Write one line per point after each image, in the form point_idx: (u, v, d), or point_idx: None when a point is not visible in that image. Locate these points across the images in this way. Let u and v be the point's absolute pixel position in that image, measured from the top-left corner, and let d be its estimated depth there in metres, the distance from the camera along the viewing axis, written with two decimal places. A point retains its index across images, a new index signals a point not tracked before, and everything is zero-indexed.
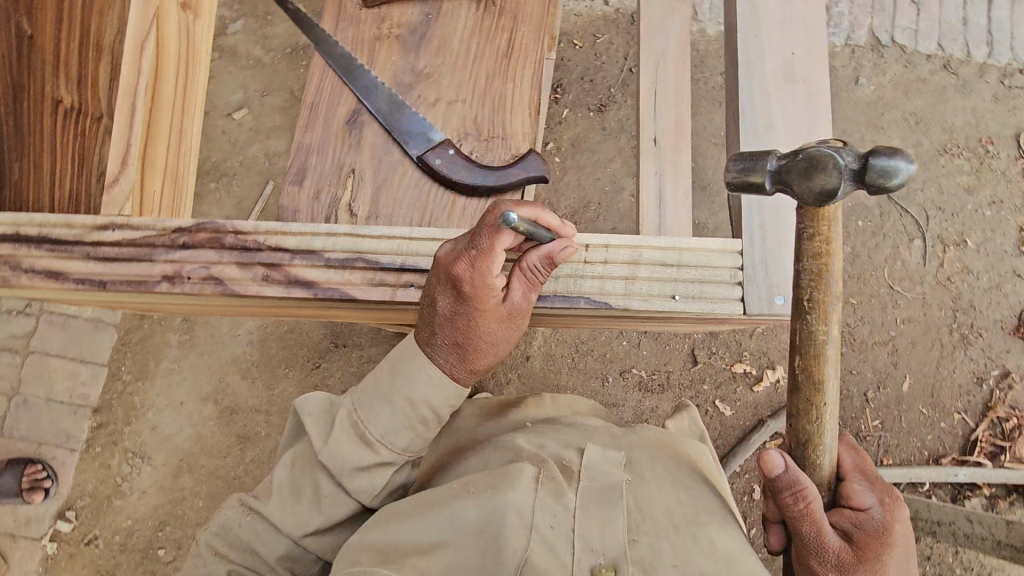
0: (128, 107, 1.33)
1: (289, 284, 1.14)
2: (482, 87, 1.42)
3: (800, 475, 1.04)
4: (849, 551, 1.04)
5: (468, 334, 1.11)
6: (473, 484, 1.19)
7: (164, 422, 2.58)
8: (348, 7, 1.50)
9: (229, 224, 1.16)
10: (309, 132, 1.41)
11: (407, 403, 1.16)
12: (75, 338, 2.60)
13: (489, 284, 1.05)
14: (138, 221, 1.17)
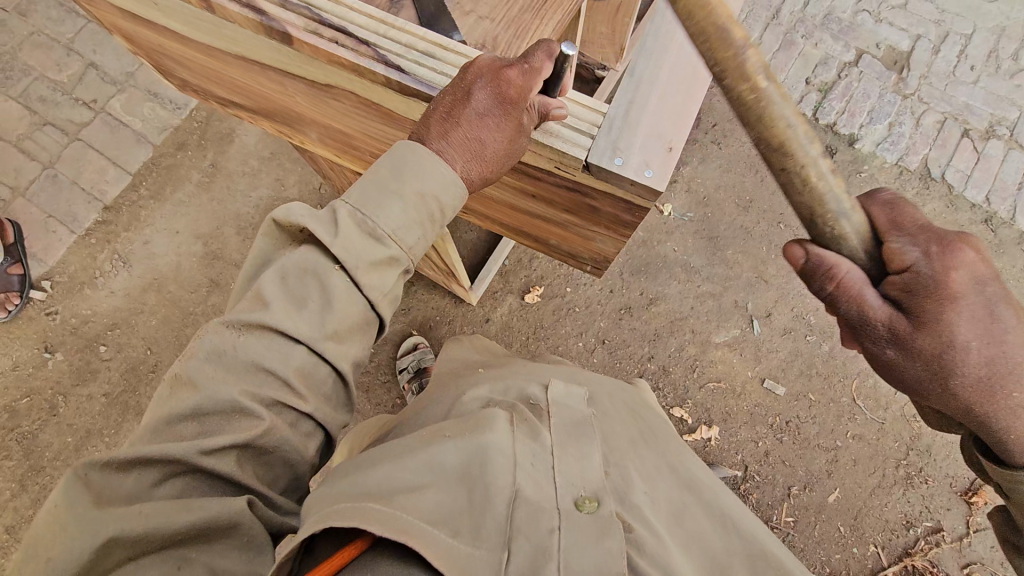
0: None
1: (246, 9, 0.91)
2: (513, 14, 1.59)
3: (818, 259, 0.97)
4: (900, 322, 0.96)
5: (486, 139, 0.91)
6: (446, 427, 1.04)
7: (156, 241, 2.81)
8: None
9: None
10: None
11: (420, 197, 0.93)
12: (118, 142, 2.90)
13: (520, 88, 0.89)
14: None
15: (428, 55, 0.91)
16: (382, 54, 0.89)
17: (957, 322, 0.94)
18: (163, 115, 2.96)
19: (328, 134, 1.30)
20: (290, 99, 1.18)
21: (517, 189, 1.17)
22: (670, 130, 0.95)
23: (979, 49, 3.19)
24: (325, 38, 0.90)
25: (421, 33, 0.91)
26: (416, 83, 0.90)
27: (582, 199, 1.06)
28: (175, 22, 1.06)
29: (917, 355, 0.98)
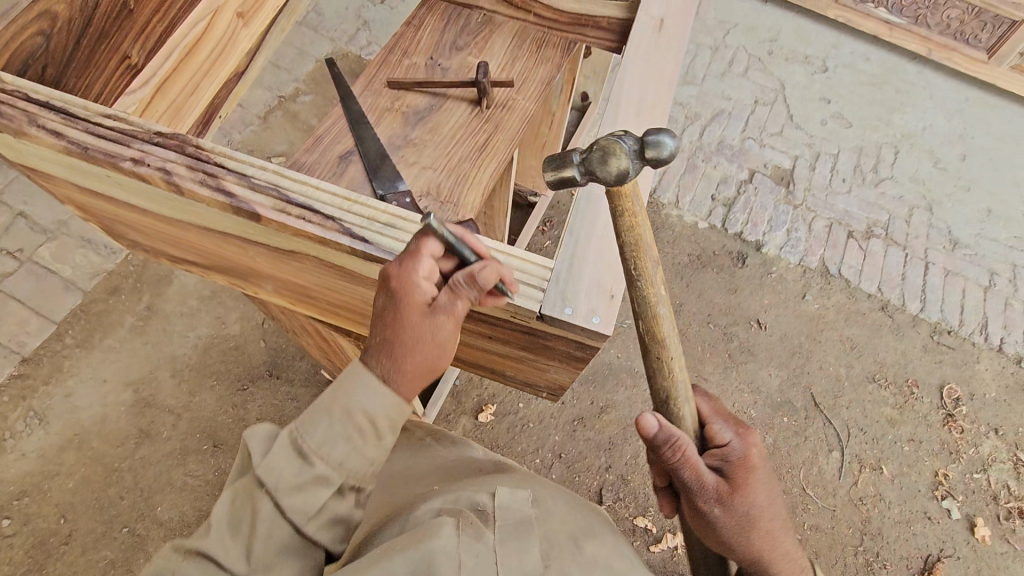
0: (165, 55, 1.43)
1: (218, 195, 0.96)
2: (452, 165, 1.77)
3: (675, 430, 1.11)
4: (724, 484, 1.11)
5: (400, 330, 0.94)
6: (395, 543, 1.01)
7: (79, 393, 2.64)
8: (375, 83, 1.89)
9: (197, 138, 1.00)
10: (308, 155, 1.75)
11: (342, 406, 0.95)
12: (44, 292, 2.80)
13: (421, 284, 0.93)
14: (134, 117, 1.01)
15: (389, 225, 0.97)
16: (348, 228, 0.95)
17: (755, 489, 1.12)
18: (96, 260, 2.91)
19: (285, 287, 1.34)
20: (247, 257, 1.21)
21: (474, 332, 1.23)
22: (608, 281, 1.08)
23: (846, 164, 3.78)
24: (293, 215, 0.96)
25: (382, 207, 0.98)
26: (379, 250, 0.95)
27: (536, 340, 1.13)
28: (140, 197, 1.07)
29: (734, 515, 1.10)
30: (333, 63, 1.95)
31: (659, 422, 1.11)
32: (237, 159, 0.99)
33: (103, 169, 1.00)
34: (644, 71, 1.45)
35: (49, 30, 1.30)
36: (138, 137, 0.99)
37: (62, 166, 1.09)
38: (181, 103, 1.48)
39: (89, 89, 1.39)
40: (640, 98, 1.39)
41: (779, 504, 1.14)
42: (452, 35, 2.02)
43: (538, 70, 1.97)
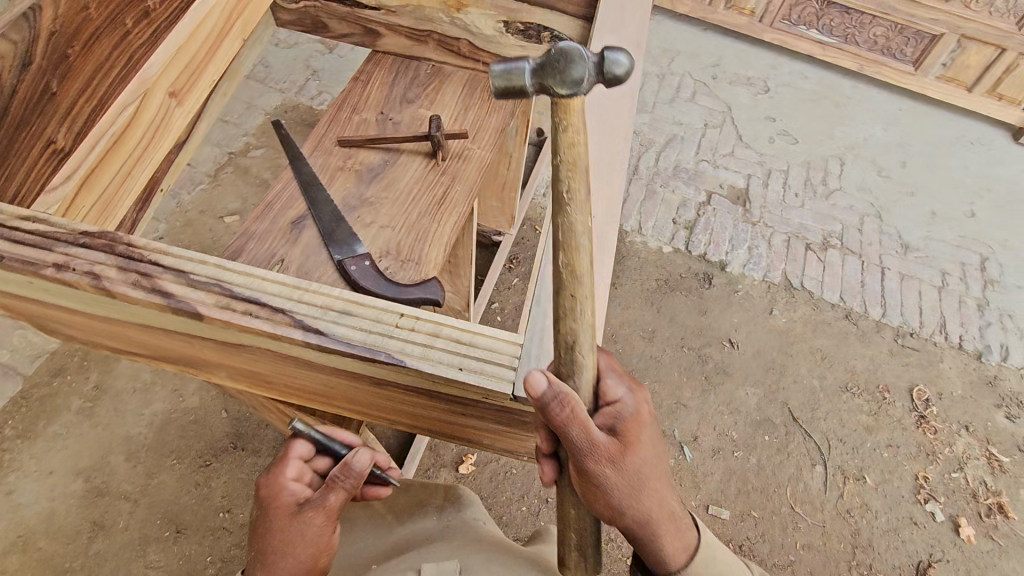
0: (89, 145, 1.26)
1: (153, 296, 0.87)
2: (411, 222, 1.72)
3: (565, 391, 0.86)
4: (616, 446, 0.93)
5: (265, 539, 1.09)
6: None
7: (22, 489, 2.43)
8: (325, 143, 1.85)
9: (130, 236, 0.92)
10: (258, 222, 1.67)
11: None
12: None
13: (290, 484, 1.14)
14: (58, 219, 0.92)
15: (346, 312, 0.89)
16: (301, 320, 0.87)
17: (645, 447, 0.97)
18: (37, 341, 2.73)
19: (240, 375, 1.24)
20: (194, 350, 1.12)
21: (447, 410, 1.14)
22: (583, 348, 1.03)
23: (797, 179, 3.90)
24: (238, 312, 0.87)
25: (338, 294, 0.90)
26: (335, 341, 0.86)
27: (513, 415, 1.06)
28: (68, 301, 0.98)
29: (623, 477, 0.94)
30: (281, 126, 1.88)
31: (548, 379, 0.85)
32: (175, 255, 0.91)
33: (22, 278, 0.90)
34: (606, 90, 1.34)
35: None
36: (61, 240, 0.90)
37: None
38: (111, 196, 1.36)
39: (6, 183, 1.15)
40: (604, 118, 1.28)
41: (664, 456, 1.02)
42: (401, 88, 2.00)
43: (492, 118, 1.96)
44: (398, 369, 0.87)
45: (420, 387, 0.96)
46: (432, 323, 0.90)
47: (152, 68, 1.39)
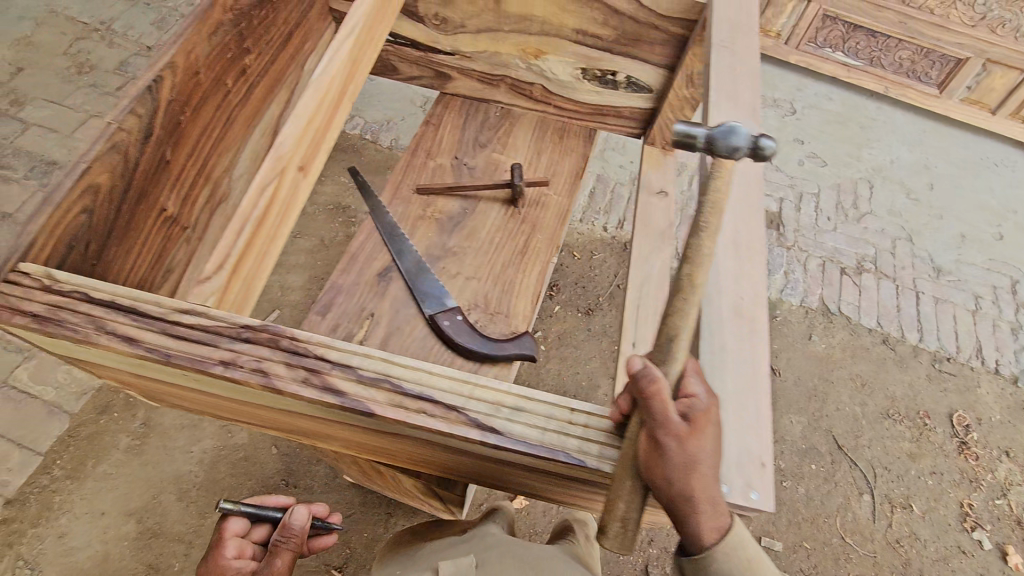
0: (235, 233, 1.23)
1: (324, 393, 0.86)
2: (496, 272, 1.71)
3: (655, 370, 0.80)
4: (679, 435, 0.79)
5: None
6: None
7: (74, 532, 2.38)
8: (402, 191, 1.84)
9: (290, 328, 0.90)
10: (344, 276, 1.65)
11: None
12: (25, 419, 2.56)
13: (232, 565, 1.18)
14: (216, 311, 0.90)
15: (518, 408, 0.87)
16: (476, 418, 0.85)
17: (711, 455, 0.81)
18: (81, 377, 2.68)
19: (360, 444, 1.23)
20: (329, 427, 1.10)
21: (586, 489, 1.12)
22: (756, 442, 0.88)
23: (829, 203, 3.92)
24: (410, 409, 0.85)
25: (506, 388, 0.89)
26: (514, 441, 0.84)
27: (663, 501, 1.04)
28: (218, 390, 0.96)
29: (678, 474, 0.79)
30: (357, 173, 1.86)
31: (644, 361, 0.82)
32: (338, 348, 0.89)
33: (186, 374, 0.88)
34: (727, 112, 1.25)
35: (93, 204, 1.06)
36: (225, 335, 0.88)
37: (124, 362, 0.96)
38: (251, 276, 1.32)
39: (132, 255, 1.20)
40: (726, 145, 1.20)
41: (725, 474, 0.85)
42: (473, 132, 2.00)
43: (565, 162, 1.96)
44: (575, 467, 0.85)
45: (582, 478, 0.94)
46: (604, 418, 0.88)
47: (285, 145, 1.25)
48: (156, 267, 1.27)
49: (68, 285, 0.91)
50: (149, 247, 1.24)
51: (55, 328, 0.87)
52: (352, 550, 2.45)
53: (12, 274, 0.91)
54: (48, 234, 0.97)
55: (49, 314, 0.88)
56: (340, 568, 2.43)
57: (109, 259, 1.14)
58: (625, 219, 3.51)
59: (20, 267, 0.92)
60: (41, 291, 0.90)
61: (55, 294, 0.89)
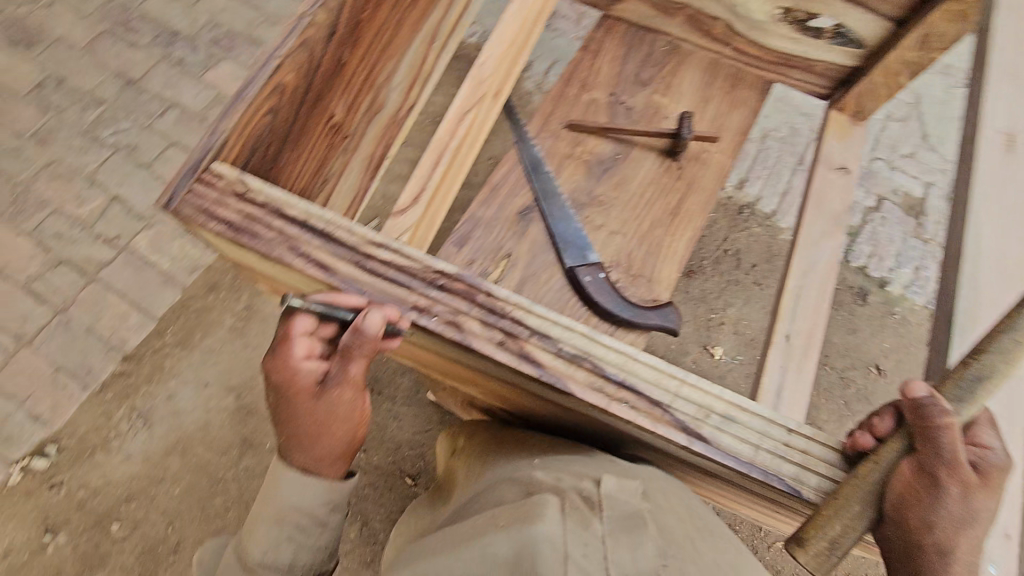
0: (433, 159, 1.21)
1: (519, 361, 0.79)
2: (643, 230, 1.58)
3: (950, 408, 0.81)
4: (965, 479, 0.79)
5: (294, 425, 1.00)
6: (498, 515, 0.83)
7: (181, 395, 2.55)
8: (552, 123, 1.69)
9: (486, 283, 0.83)
10: (485, 208, 1.56)
11: (280, 512, 1.05)
12: (142, 283, 2.69)
13: (302, 369, 0.95)
14: (409, 249, 0.85)
15: (729, 419, 0.79)
16: (684, 422, 0.77)
17: (987, 510, 0.81)
18: (194, 252, 2.77)
19: (502, 395, 1.20)
20: (485, 379, 1.07)
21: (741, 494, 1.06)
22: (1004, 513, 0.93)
23: None
24: (609, 397, 0.78)
25: (718, 393, 0.80)
26: (723, 456, 0.77)
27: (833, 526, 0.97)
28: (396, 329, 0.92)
29: (950, 514, 0.79)
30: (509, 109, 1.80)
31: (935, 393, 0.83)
32: (536, 314, 0.81)
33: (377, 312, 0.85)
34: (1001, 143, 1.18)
35: (278, 105, 1.01)
36: (420, 280, 0.83)
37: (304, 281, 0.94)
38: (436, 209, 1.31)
39: (300, 162, 1.15)
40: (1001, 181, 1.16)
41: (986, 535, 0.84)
42: (634, 67, 1.78)
43: (734, 117, 1.74)
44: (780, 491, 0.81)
45: (767, 495, 0.89)
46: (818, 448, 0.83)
47: (485, 68, 1.24)
48: (316, 174, 1.22)
49: (260, 193, 0.88)
50: (313, 153, 1.19)
51: (248, 240, 0.84)
52: (427, 464, 2.50)
53: (202, 173, 0.89)
54: (238, 133, 0.94)
55: (246, 223, 0.86)
56: (414, 477, 2.49)
57: (281, 165, 1.10)
58: (749, 179, 2.98)
59: (212, 166, 0.89)
60: (233, 198, 0.87)
61: (248, 203, 0.87)
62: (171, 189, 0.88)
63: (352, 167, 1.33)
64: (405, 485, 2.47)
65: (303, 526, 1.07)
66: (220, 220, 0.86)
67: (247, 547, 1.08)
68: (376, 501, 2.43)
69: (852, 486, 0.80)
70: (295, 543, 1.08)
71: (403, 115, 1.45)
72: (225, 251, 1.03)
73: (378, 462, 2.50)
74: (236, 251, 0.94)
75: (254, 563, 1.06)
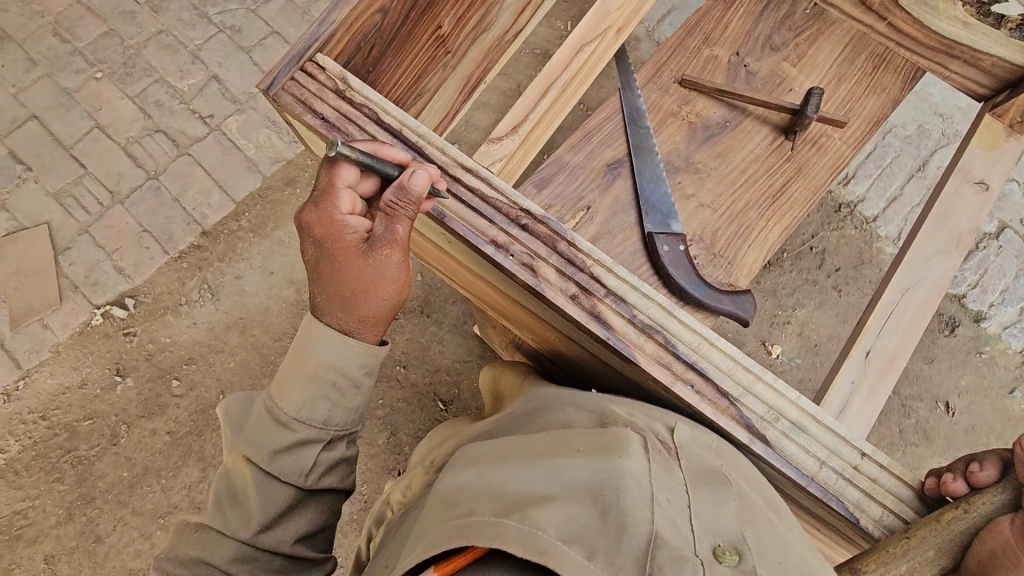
0: (540, 92, 1.15)
1: (589, 319, 0.77)
2: (736, 208, 1.47)
3: None
4: None
5: (335, 279, 0.99)
6: (573, 438, 0.79)
7: (248, 277, 2.69)
8: (663, 75, 1.56)
9: (572, 233, 0.81)
10: (573, 153, 1.48)
11: (316, 370, 0.98)
12: (228, 166, 2.79)
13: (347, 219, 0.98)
14: (499, 181, 0.83)
15: (799, 427, 0.77)
16: (750, 420, 0.75)
17: None
18: (278, 145, 2.83)
19: (556, 349, 1.20)
20: (546, 330, 1.05)
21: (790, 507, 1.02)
22: None
23: None
24: (674, 373, 0.76)
25: (793, 399, 0.77)
26: (783, 461, 0.75)
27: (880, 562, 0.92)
28: (472, 261, 0.92)
29: None
30: (622, 55, 1.56)
31: None
32: (616, 276, 0.80)
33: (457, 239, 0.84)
34: None
35: (389, 5, 0.96)
36: (506, 215, 0.82)
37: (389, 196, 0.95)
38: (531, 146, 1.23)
39: (400, 72, 1.11)
40: None
41: None
42: (768, 27, 1.60)
43: (867, 104, 1.56)
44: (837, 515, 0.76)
45: (821, 516, 0.86)
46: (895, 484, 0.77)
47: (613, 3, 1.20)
48: (413, 88, 1.17)
49: (359, 96, 0.88)
50: (414, 64, 1.14)
51: (341, 141, 0.85)
52: (460, 393, 2.56)
53: (307, 64, 0.89)
54: (345, 29, 0.92)
55: (342, 122, 0.87)
56: (446, 402, 2.56)
57: (382, 69, 1.07)
58: (855, 176, 2.71)
59: (316, 59, 0.90)
60: (332, 94, 0.88)
61: (347, 103, 0.88)
62: (274, 74, 0.88)
63: (448, 86, 1.26)
64: (436, 407, 2.55)
65: (339, 385, 1.00)
66: (316, 112, 0.87)
67: (279, 403, 1.00)
68: (408, 417, 2.53)
69: (930, 529, 0.79)
70: (333, 407, 1.02)
71: (509, 38, 1.33)
72: (317, 147, 1.04)
73: (415, 380, 2.58)
74: (325, 148, 0.96)
75: (286, 419, 0.99)
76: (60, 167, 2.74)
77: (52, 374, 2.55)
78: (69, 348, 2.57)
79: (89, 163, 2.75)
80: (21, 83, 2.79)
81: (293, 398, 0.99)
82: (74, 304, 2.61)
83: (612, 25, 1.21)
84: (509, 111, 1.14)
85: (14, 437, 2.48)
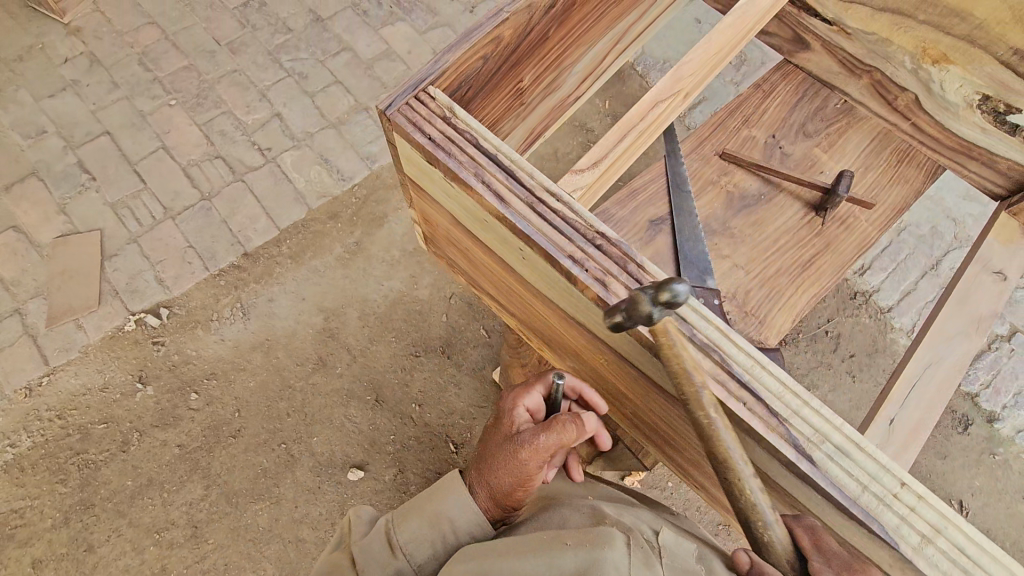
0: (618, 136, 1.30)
1: (653, 333, 0.85)
2: (767, 273, 1.57)
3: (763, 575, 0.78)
4: None
5: (485, 450, 1.18)
6: (565, 533, 0.89)
7: (278, 301, 2.76)
8: (706, 148, 1.71)
9: (642, 258, 0.91)
10: (619, 209, 1.62)
11: (433, 514, 1.13)
12: (278, 195, 2.95)
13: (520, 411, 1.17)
14: (577, 207, 0.95)
15: (842, 451, 0.82)
16: (796, 439, 0.81)
17: None
18: (327, 182, 2.99)
19: (597, 377, 1.26)
20: (595, 356, 1.12)
21: None
22: None
23: None
24: (728, 390, 0.83)
25: (838, 424, 0.83)
26: (831, 484, 0.79)
27: None
28: (542, 282, 1.01)
29: None
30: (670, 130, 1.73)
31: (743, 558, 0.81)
32: (679, 297, 0.88)
33: (535, 254, 0.94)
34: None
35: (490, 54, 1.12)
36: (583, 236, 0.92)
37: (472, 215, 1.06)
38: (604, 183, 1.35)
39: (483, 115, 1.26)
40: None
41: None
42: (802, 116, 1.76)
43: (892, 192, 1.69)
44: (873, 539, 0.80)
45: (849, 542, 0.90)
46: (936, 515, 0.79)
47: (684, 69, 1.38)
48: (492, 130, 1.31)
49: (462, 123, 1.01)
50: (494, 110, 1.29)
51: (444, 158, 0.97)
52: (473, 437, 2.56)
53: (420, 93, 1.03)
54: (455, 68, 1.06)
55: (447, 143, 0.99)
56: (458, 446, 2.56)
57: (471, 110, 1.21)
58: (870, 268, 2.83)
59: (429, 90, 1.04)
60: (439, 119, 1.01)
61: (452, 127, 1.00)
62: (393, 99, 1.02)
63: (515, 133, 1.42)
64: (447, 450, 2.55)
65: (446, 532, 1.12)
66: (426, 134, 0.99)
67: (394, 529, 1.13)
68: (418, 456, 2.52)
69: None
70: (434, 551, 1.11)
71: (570, 101, 1.51)
72: (408, 167, 1.17)
73: (430, 420, 2.59)
74: (420, 166, 1.08)
75: (396, 544, 1.11)
76: (122, 180, 2.91)
77: (77, 374, 2.59)
78: (97, 351, 2.62)
79: (149, 179, 2.92)
80: (101, 102, 3.03)
81: (410, 527, 1.12)
82: (109, 309, 2.69)
83: (683, 89, 1.38)
84: (591, 149, 1.28)
85: (27, 433, 2.49)
